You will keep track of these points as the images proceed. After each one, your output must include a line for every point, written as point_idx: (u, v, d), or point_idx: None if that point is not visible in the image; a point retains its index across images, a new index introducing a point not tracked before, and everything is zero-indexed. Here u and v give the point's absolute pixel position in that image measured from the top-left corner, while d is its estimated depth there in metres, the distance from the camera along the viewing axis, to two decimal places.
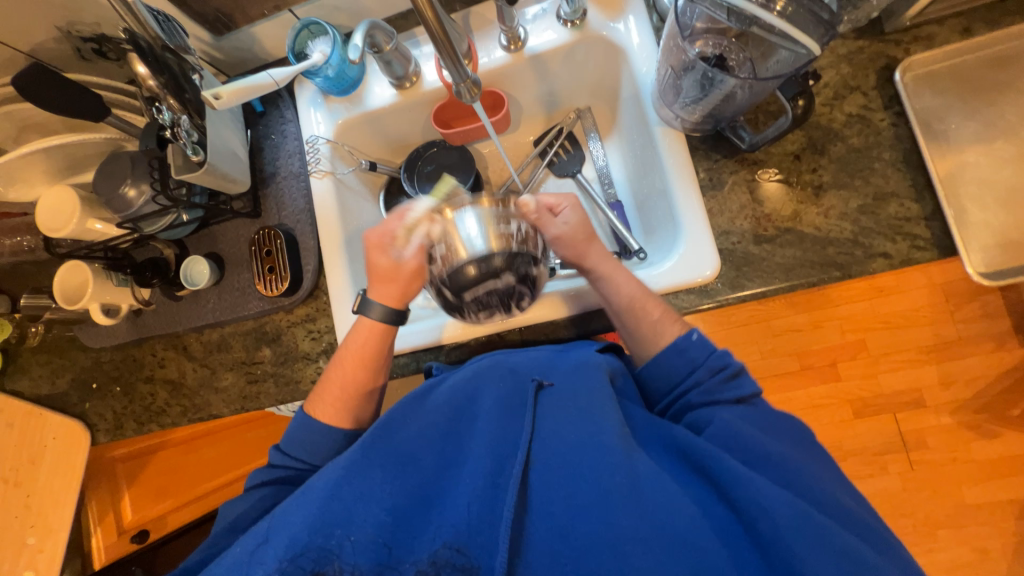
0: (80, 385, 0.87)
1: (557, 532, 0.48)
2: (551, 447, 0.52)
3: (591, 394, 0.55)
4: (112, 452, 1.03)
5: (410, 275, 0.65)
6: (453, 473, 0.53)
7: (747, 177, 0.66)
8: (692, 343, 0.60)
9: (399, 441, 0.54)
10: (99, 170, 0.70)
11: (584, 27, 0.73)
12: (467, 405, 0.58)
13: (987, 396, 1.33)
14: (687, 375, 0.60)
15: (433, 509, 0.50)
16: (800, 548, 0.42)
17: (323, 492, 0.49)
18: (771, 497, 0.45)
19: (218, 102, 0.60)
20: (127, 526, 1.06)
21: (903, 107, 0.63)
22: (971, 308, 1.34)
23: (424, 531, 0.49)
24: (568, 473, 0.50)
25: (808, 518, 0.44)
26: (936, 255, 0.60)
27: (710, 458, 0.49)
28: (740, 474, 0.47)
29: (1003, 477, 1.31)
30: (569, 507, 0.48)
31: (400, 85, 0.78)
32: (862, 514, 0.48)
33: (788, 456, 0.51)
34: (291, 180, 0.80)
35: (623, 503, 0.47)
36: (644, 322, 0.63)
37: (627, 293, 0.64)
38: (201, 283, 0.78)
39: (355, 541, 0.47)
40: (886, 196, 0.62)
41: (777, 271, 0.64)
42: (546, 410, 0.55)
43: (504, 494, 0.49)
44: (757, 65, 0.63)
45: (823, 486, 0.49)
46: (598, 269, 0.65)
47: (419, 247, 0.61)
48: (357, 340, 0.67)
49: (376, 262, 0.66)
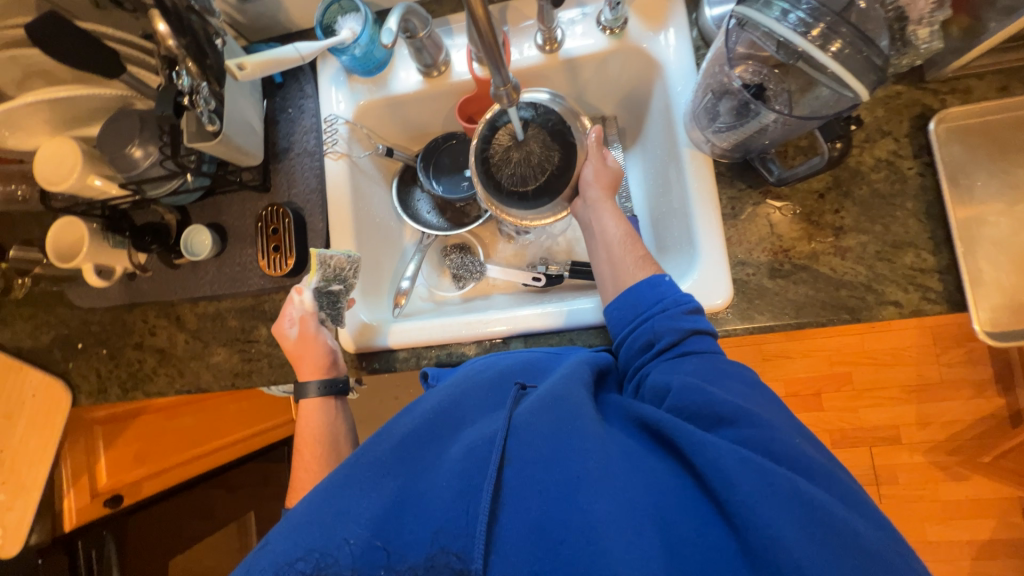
0: (64, 343, 0.85)
1: (535, 526, 0.40)
2: (527, 440, 0.45)
3: (568, 385, 0.51)
4: (94, 412, 0.96)
5: (306, 351, 0.69)
6: (431, 472, 0.46)
7: (767, 209, 0.66)
8: (662, 282, 0.60)
9: (370, 453, 0.48)
10: (104, 128, 0.67)
11: (623, 36, 0.71)
12: (452, 409, 0.53)
13: (960, 439, 1.37)
14: (653, 304, 0.58)
15: (407, 512, 0.43)
16: (769, 512, 0.37)
17: (306, 515, 0.44)
18: (724, 455, 0.40)
19: (242, 73, 0.59)
20: (101, 490, 0.98)
21: (931, 158, 0.63)
22: (957, 353, 1.37)
23: (402, 534, 0.42)
24: (544, 465, 0.43)
25: (794, 488, 0.38)
26: (945, 310, 0.61)
27: (665, 425, 0.44)
28: (695, 438, 0.42)
29: (966, 518, 1.36)
30: (545, 501, 0.41)
31: (427, 73, 0.76)
32: (815, 459, 0.43)
33: (763, 416, 0.45)
34: (304, 157, 0.78)
35: (598, 487, 0.41)
36: (628, 254, 0.64)
37: (626, 228, 0.67)
38: (202, 255, 0.76)
39: (352, 543, 0.41)
40: (905, 245, 0.63)
41: (788, 307, 0.64)
42: (524, 405, 0.50)
43: (477, 497, 0.43)
44: (794, 99, 0.61)
45: (782, 435, 0.43)
46: (589, 206, 0.69)
47: (301, 320, 0.69)
48: (314, 424, 0.70)
49: (286, 351, 0.71)
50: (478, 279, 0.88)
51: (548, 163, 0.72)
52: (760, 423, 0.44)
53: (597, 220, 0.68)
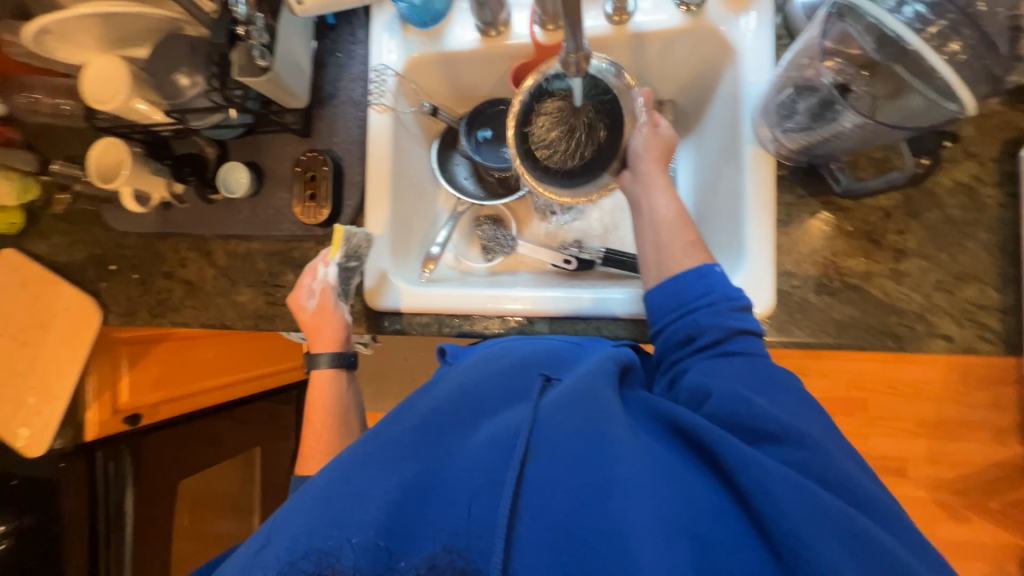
0: (97, 263, 0.86)
1: (561, 528, 0.40)
2: (554, 439, 0.44)
3: (595, 383, 0.49)
4: (121, 333, 0.98)
5: (320, 325, 0.71)
6: (454, 458, 0.46)
7: (823, 221, 0.62)
8: (713, 273, 0.57)
9: (390, 431, 0.48)
10: (154, 50, 0.66)
11: (699, 16, 0.67)
12: (474, 394, 0.52)
13: (969, 481, 1.33)
14: (699, 296, 0.56)
15: (431, 497, 0.44)
16: (812, 539, 0.36)
17: (321, 493, 0.44)
18: (771, 476, 0.39)
19: (298, 7, 0.63)
20: (120, 407, 1.02)
21: (1018, 188, 0.58)
22: (984, 395, 1.31)
23: (422, 524, 0.42)
24: (572, 466, 0.42)
25: (840, 515, 0.38)
26: (999, 351, 0.57)
27: (704, 433, 0.43)
28: (741, 453, 0.41)
29: (959, 558, 1.34)
30: (573, 505, 0.41)
31: (485, 32, 0.73)
32: (870, 490, 0.41)
33: (811, 436, 0.44)
34: (348, 107, 0.77)
35: (629, 495, 0.40)
36: (678, 238, 0.62)
37: (677, 210, 0.64)
38: (238, 193, 0.76)
39: (356, 541, 0.41)
40: (969, 278, 0.59)
41: (830, 327, 0.61)
42: (551, 398, 0.48)
43: (501, 491, 0.42)
44: (879, 105, 0.56)
45: (830, 458, 0.42)
46: (638, 184, 0.66)
47: (322, 290, 0.70)
48: (326, 393, 0.73)
49: (301, 321, 0.71)
50: (507, 254, 0.86)
51: (596, 140, 0.69)
52: (809, 444, 0.43)
53: (647, 197, 0.65)
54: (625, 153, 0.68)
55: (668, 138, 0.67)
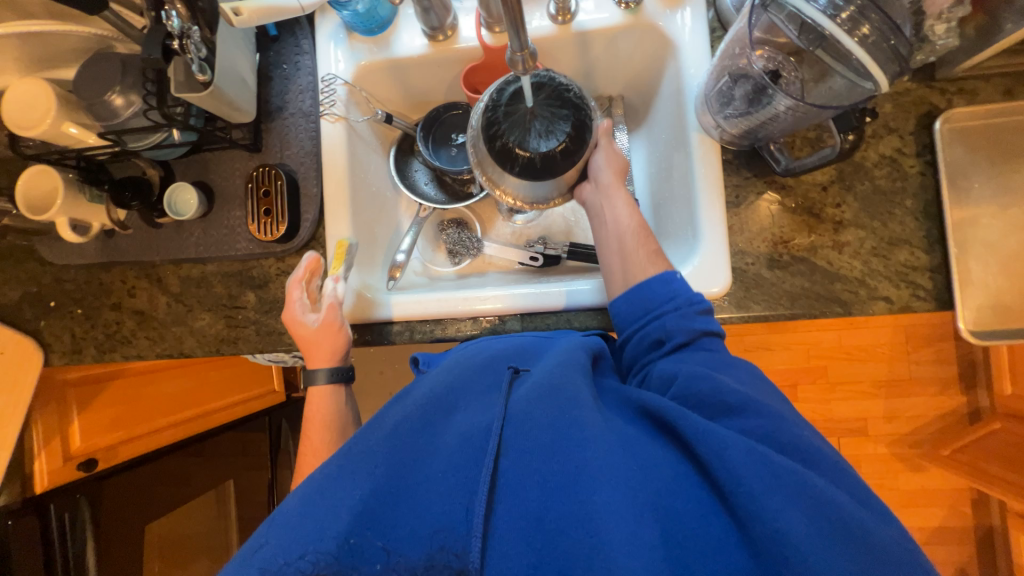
0: (35, 300, 0.80)
1: (531, 519, 0.40)
2: (524, 431, 0.45)
3: (566, 373, 0.51)
4: (66, 373, 0.93)
5: (324, 338, 0.67)
6: (425, 461, 0.45)
7: (769, 199, 0.66)
8: (675, 278, 0.60)
9: (364, 442, 0.47)
10: (82, 70, 0.63)
11: (638, 12, 0.70)
12: (446, 397, 0.53)
13: (922, 433, 1.44)
14: (664, 301, 0.58)
15: (403, 503, 0.42)
16: (773, 505, 0.38)
17: (299, 508, 0.42)
18: (730, 447, 0.41)
19: (237, 18, 0.60)
20: (74, 453, 0.95)
21: (934, 157, 0.64)
22: (926, 352, 1.43)
23: (396, 528, 0.41)
24: (542, 455, 0.43)
25: (800, 480, 0.40)
26: (933, 307, 0.62)
27: (671, 413, 0.45)
28: (700, 427, 0.43)
29: (919, 506, 1.44)
30: (544, 492, 0.41)
31: (433, 37, 0.73)
32: (825, 452, 0.44)
33: (771, 407, 0.47)
34: (299, 118, 0.75)
35: (598, 479, 0.41)
36: (642, 248, 0.64)
37: (639, 222, 0.66)
38: (187, 215, 0.73)
39: (352, 541, 0.40)
40: (899, 242, 0.64)
41: (784, 298, 0.65)
42: (520, 394, 0.50)
43: (475, 491, 0.42)
44: (806, 88, 0.61)
45: (790, 425, 0.45)
46: (601, 196, 0.68)
47: (330, 305, 0.67)
48: (324, 408, 0.68)
49: (299, 337, 0.67)
50: (474, 256, 0.86)
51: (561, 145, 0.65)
52: (768, 413, 0.45)
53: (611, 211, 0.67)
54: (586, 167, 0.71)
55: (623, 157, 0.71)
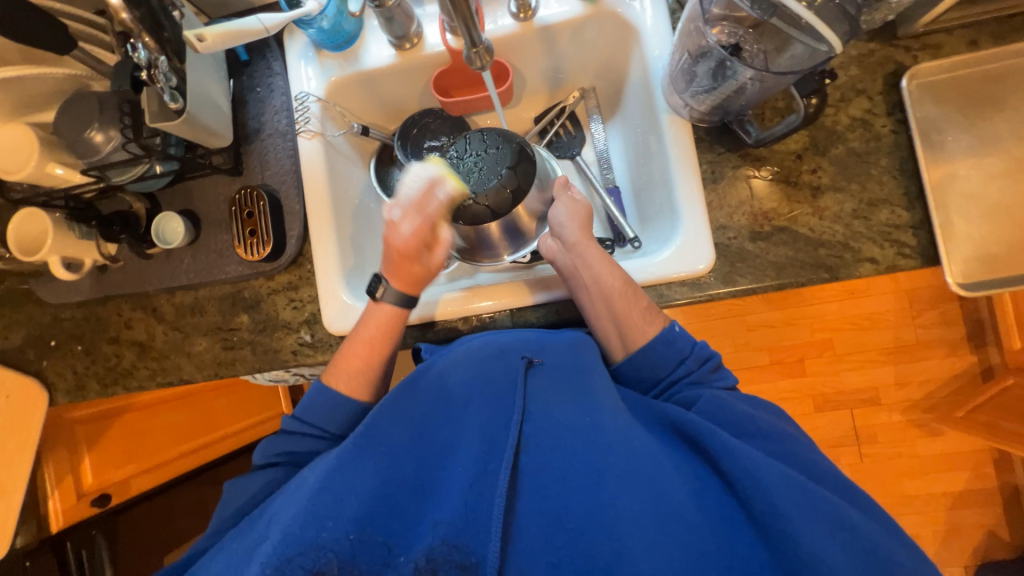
0: (36, 342, 0.82)
1: (553, 515, 0.47)
2: (544, 429, 0.53)
3: (584, 378, 0.58)
4: (73, 413, 0.93)
5: (437, 273, 0.67)
6: (449, 460, 0.52)
7: (746, 173, 0.66)
8: (675, 335, 0.61)
9: (381, 427, 0.53)
10: (61, 110, 0.64)
11: (598, 2, 0.70)
12: (461, 392, 0.58)
13: (936, 397, 1.42)
14: (675, 366, 0.61)
15: (425, 499, 0.50)
16: (795, 514, 0.43)
17: (315, 486, 0.48)
18: (765, 467, 0.46)
19: (201, 44, 0.58)
20: (86, 490, 0.97)
21: (905, 115, 0.64)
22: (932, 315, 1.41)
23: (420, 523, 0.48)
24: (561, 454, 0.51)
25: (821, 499, 0.45)
26: (919, 264, 0.62)
27: (702, 429, 0.50)
28: (731, 446, 0.48)
29: (940, 472, 1.42)
30: (567, 490, 0.49)
31: (400, 46, 0.74)
32: (830, 471, 0.51)
33: (786, 434, 0.54)
34: (276, 138, 0.76)
35: (619, 481, 0.48)
36: (633, 308, 0.62)
37: (621, 278, 0.64)
38: (175, 243, 0.74)
39: (352, 538, 0.45)
40: (880, 203, 0.64)
41: (769, 269, 0.65)
42: (537, 393, 0.56)
43: (496, 479, 0.49)
44: (770, 59, 0.62)
45: (804, 455, 0.52)
46: (583, 251, 0.66)
47: (446, 249, 0.67)
48: (376, 338, 0.66)
49: (413, 278, 0.65)
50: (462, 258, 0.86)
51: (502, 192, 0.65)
52: (784, 442, 0.53)
53: (587, 269, 0.64)
54: (550, 222, 0.70)
55: (584, 204, 0.71)
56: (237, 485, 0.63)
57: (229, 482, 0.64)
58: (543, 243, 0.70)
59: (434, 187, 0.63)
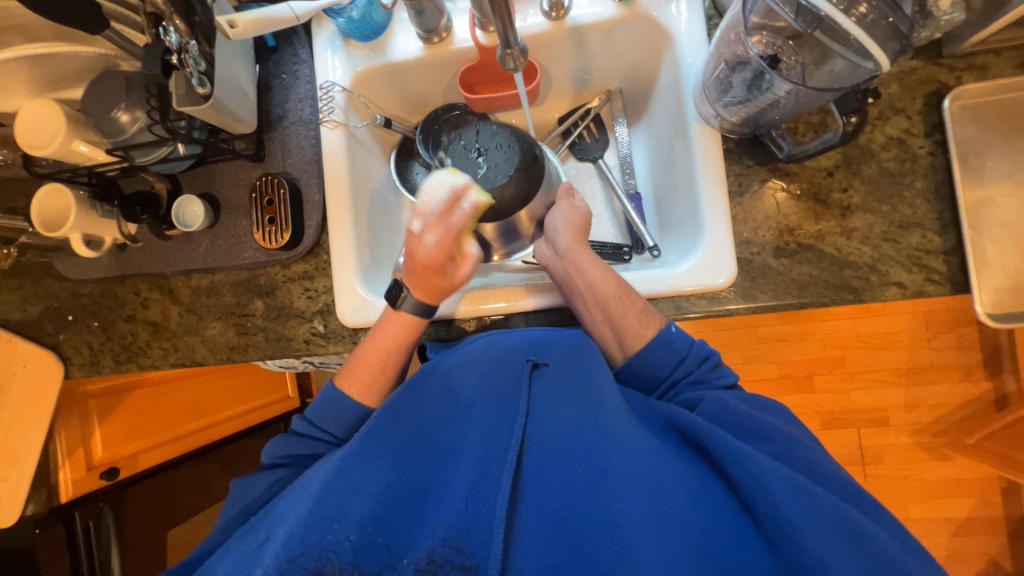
0: (54, 315, 0.83)
1: (555, 519, 0.47)
2: (546, 432, 0.52)
3: (586, 377, 0.57)
4: (86, 386, 0.95)
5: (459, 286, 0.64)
6: (452, 460, 0.52)
7: (772, 187, 0.65)
8: (673, 335, 0.60)
9: (384, 429, 0.53)
10: (89, 89, 0.64)
11: (632, 4, 0.69)
12: (465, 391, 0.58)
13: (947, 421, 1.40)
14: (675, 367, 0.60)
15: (427, 500, 0.50)
16: (799, 519, 0.43)
17: (321, 487, 0.48)
18: (767, 471, 0.46)
19: (233, 30, 0.57)
20: (96, 463, 0.98)
21: (944, 136, 0.62)
22: (948, 338, 1.38)
23: (423, 524, 0.47)
24: (564, 456, 0.50)
25: (823, 500, 0.45)
26: (948, 292, 0.61)
27: (703, 432, 0.50)
28: (734, 450, 0.48)
29: (945, 497, 1.40)
30: (568, 492, 0.48)
31: (428, 39, 0.73)
32: (838, 480, 0.50)
33: (791, 435, 0.53)
34: (299, 126, 0.76)
35: (620, 483, 0.47)
36: (629, 311, 0.62)
37: (615, 282, 0.64)
38: (194, 226, 0.74)
39: (354, 539, 0.45)
40: (911, 225, 0.62)
41: (792, 287, 0.63)
42: (540, 393, 0.56)
43: (498, 483, 0.49)
44: (808, 72, 0.61)
45: (807, 454, 0.51)
46: (574, 254, 0.66)
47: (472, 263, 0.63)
48: (387, 343, 0.66)
49: (433, 287, 0.62)
50: None
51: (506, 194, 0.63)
52: (789, 444, 0.52)
53: (581, 274, 0.65)
54: (546, 227, 0.71)
55: (583, 210, 0.72)
56: (240, 489, 0.64)
57: (234, 484, 0.65)
58: (538, 248, 0.72)
59: (458, 196, 0.56)
